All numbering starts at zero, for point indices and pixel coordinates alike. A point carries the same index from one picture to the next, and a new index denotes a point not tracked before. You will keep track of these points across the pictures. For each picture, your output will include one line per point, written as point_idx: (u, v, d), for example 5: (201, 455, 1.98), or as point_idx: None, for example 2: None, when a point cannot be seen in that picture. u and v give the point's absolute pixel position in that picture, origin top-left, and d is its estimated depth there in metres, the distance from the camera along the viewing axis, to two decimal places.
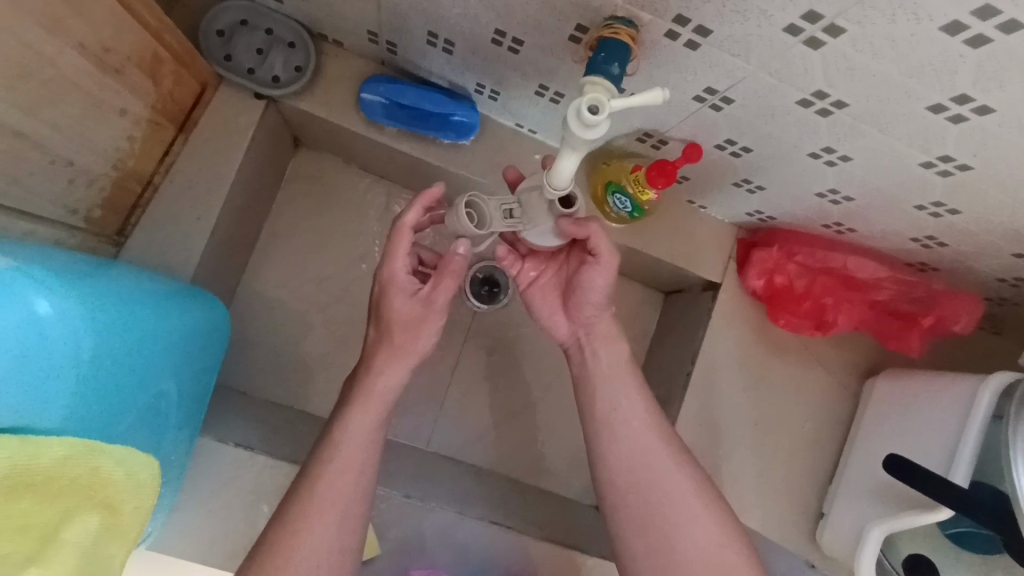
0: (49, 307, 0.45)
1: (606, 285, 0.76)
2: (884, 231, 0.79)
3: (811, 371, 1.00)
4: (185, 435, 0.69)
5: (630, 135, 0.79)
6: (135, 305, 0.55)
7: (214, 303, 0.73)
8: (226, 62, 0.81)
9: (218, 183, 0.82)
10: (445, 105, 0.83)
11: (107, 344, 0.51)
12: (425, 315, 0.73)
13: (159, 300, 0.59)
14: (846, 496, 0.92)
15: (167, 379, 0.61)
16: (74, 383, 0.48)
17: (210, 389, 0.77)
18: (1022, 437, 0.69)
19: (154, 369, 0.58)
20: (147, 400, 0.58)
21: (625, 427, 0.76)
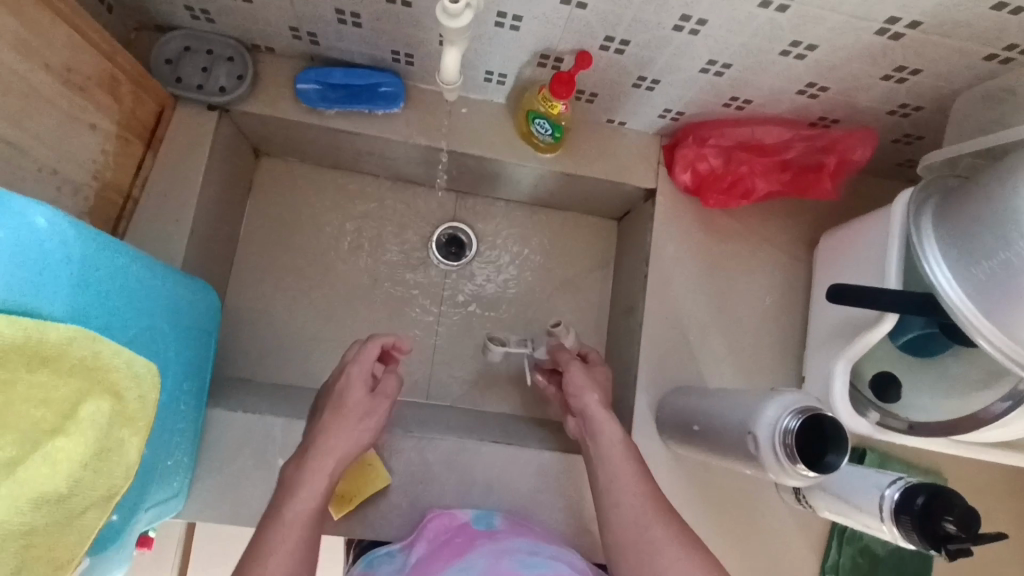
0: (48, 224, 0.54)
1: (578, 374, 0.88)
2: (773, 93, 0.89)
3: (760, 249, 1.07)
4: (181, 391, 0.78)
5: (531, 62, 0.90)
6: (128, 255, 0.66)
7: (196, 284, 0.83)
8: (178, 84, 0.94)
9: (190, 188, 0.94)
10: (370, 78, 0.95)
11: (104, 279, 0.61)
12: (374, 405, 0.80)
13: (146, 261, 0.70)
14: (814, 352, 0.99)
15: (152, 329, 0.70)
16: (82, 298, 0.58)
17: (206, 361, 0.86)
18: (928, 238, 0.76)
19: (138, 304, 0.68)
20: (140, 329, 0.68)
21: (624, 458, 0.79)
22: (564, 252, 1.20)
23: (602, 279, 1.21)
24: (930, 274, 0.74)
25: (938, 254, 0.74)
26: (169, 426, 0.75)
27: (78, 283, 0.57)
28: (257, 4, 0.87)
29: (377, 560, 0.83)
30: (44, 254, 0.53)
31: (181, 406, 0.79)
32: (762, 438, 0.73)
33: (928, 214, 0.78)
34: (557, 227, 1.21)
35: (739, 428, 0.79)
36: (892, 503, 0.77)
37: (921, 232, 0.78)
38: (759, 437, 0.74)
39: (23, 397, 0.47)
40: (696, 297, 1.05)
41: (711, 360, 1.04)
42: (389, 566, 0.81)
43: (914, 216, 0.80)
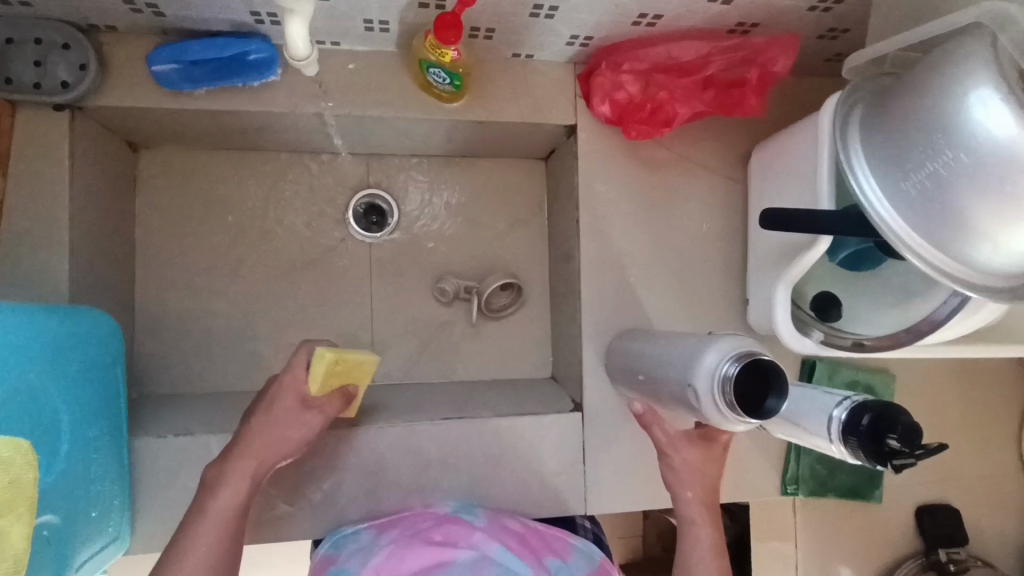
0: None
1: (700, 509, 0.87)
2: (684, 5, 0.80)
3: (693, 173, 1.02)
4: (84, 440, 0.72)
5: (413, 4, 0.79)
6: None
7: (83, 315, 0.75)
8: (8, 84, 0.81)
9: (55, 201, 0.82)
10: (234, 47, 0.83)
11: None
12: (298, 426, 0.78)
13: (8, 312, 0.61)
14: (756, 275, 0.96)
15: (33, 385, 0.63)
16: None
17: (116, 396, 0.80)
18: (854, 149, 0.72)
19: (5, 371, 0.59)
20: (14, 398, 0.60)
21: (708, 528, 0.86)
22: (492, 203, 1.13)
23: (538, 226, 1.14)
24: (857, 186, 0.69)
25: (864, 166, 0.70)
26: (78, 481, 0.70)
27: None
28: None
29: (343, 539, 0.85)
30: None
31: (89, 455, 0.73)
32: (703, 391, 0.72)
33: (855, 122, 0.73)
34: (482, 178, 1.13)
35: (680, 381, 0.77)
36: (840, 424, 0.77)
37: (847, 144, 0.73)
38: (697, 387, 0.72)
39: None
40: (634, 233, 1.00)
41: (659, 296, 1.00)
42: (353, 544, 0.84)
43: (840, 125, 0.75)
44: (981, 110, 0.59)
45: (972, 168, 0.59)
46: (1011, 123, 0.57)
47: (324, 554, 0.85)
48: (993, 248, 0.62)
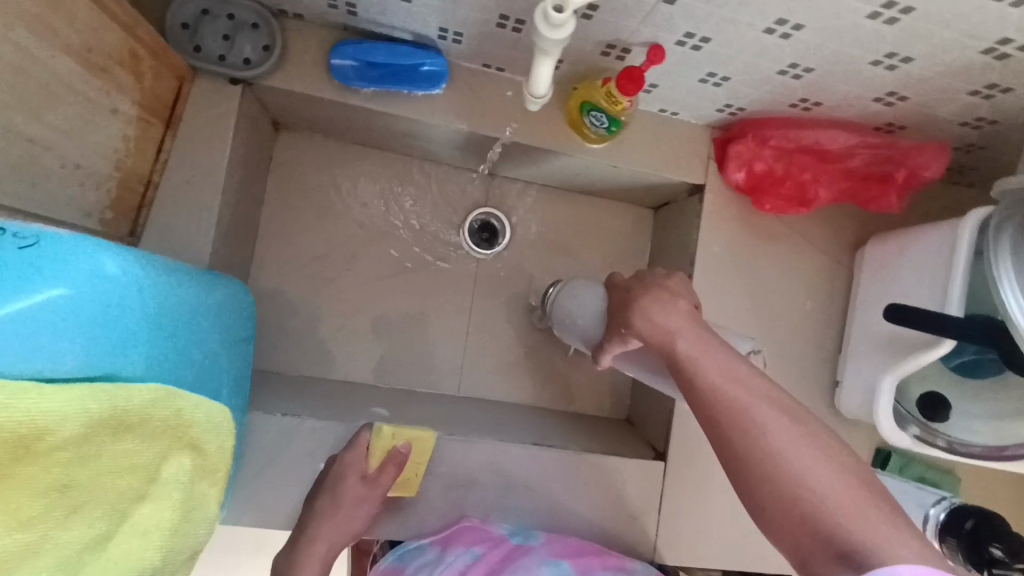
0: (115, 267, 0.51)
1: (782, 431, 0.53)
2: (846, 99, 0.84)
3: (804, 251, 1.05)
4: (230, 400, 0.73)
5: (594, 51, 0.83)
6: (159, 272, 0.57)
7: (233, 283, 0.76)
8: (196, 54, 0.83)
9: (215, 173, 0.85)
10: (411, 58, 0.86)
11: (144, 313, 0.54)
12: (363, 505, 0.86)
13: (175, 269, 0.62)
14: (854, 360, 0.99)
15: (199, 345, 0.64)
16: (121, 343, 0.51)
17: (249, 361, 0.81)
18: (1005, 264, 0.75)
19: (199, 333, 0.65)
20: (201, 360, 0.65)
21: (722, 365, 0.59)
22: (598, 241, 1.16)
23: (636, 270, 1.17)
24: (1005, 302, 0.72)
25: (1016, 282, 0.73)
26: None
27: (105, 327, 0.50)
28: None
29: (408, 553, 0.88)
30: (118, 298, 0.51)
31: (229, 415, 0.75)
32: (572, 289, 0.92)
33: (1008, 237, 0.76)
34: (592, 215, 1.16)
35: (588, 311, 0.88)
36: (937, 523, 0.80)
37: (999, 258, 0.76)
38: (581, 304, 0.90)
39: (111, 468, 0.44)
40: (739, 298, 1.03)
41: None
42: (421, 559, 0.86)
43: (993, 235, 0.78)
44: None
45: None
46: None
47: (390, 564, 0.88)
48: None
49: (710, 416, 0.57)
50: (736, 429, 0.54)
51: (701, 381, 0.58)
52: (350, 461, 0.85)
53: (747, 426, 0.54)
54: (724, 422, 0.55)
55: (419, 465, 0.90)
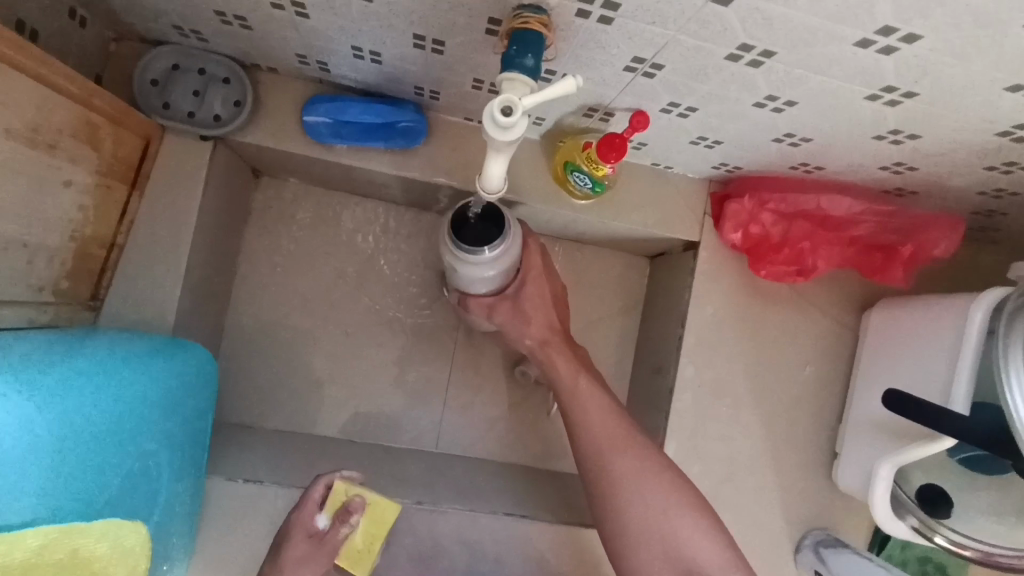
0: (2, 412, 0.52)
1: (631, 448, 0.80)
2: (851, 165, 0.77)
3: (804, 312, 0.99)
4: (174, 469, 0.75)
5: (576, 112, 0.78)
6: (56, 391, 0.58)
7: (166, 348, 0.76)
8: (165, 111, 0.80)
9: (183, 233, 0.83)
10: (387, 115, 0.82)
11: (38, 444, 0.55)
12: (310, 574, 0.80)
13: (84, 372, 0.62)
14: (853, 433, 0.93)
15: (120, 442, 0.65)
16: (11, 486, 0.53)
17: (197, 425, 0.80)
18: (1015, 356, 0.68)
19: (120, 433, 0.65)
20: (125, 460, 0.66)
21: (595, 406, 0.81)
22: (590, 291, 1.11)
23: (627, 321, 1.12)
24: (1010, 402, 0.66)
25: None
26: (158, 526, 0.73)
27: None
28: (259, 31, 0.72)
29: None
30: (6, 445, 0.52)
31: (178, 484, 0.76)
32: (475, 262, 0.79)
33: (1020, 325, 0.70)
34: (584, 264, 1.11)
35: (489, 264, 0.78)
36: None
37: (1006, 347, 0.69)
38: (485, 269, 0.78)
39: None
40: (734, 363, 0.97)
41: (744, 430, 0.98)
42: None
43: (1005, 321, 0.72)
44: None
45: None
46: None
47: None
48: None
49: (583, 440, 0.81)
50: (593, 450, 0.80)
51: (579, 414, 0.82)
52: (297, 519, 0.80)
53: (613, 455, 0.79)
54: (601, 464, 0.79)
55: (376, 535, 0.84)
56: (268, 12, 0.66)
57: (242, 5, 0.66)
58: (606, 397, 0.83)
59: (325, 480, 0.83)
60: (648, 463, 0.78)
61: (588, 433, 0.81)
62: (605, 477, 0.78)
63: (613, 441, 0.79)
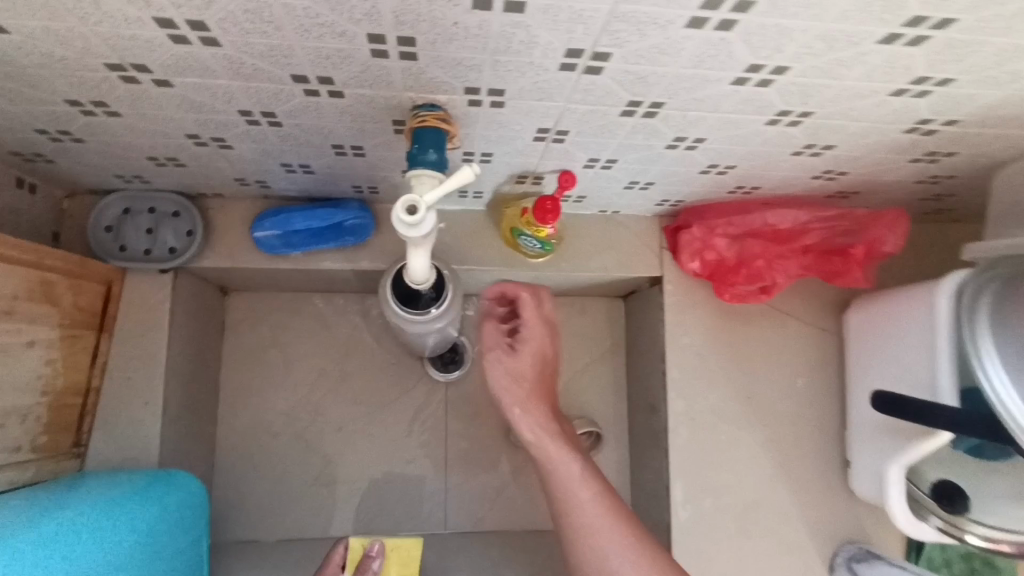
0: None
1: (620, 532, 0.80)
2: (785, 181, 0.78)
3: (784, 323, 0.98)
4: None
5: (508, 182, 0.80)
6: (43, 547, 0.58)
7: (156, 485, 0.76)
8: (122, 253, 0.83)
9: (155, 365, 0.84)
10: (331, 217, 0.85)
11: None
12: None
13: (69, 526, 0.62)
14: (858, 439, 0.90)
15: None
16: None
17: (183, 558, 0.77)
18: (988, 341, 0.68)
19: None
20: None
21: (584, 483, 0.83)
22: (570, 341, 1.11)
23: (614, 365, 1.12)
24: (987, 386, 0.66)
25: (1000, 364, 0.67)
26: None
27: None
28: (194, 167, 0.76)
29: None
30: None
31: None
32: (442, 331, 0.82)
33: (988, 308, 0.70)
34: (559, 316, 1.11)
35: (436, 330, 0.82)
36: None
37: (976, 334, 0.69)
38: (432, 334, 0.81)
39: None
40: (723, 388, 0.96)
41: (749, 455, 0.95)
42: None
43: (974, 305, 0.71)
44: None
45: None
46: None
47: None
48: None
49: (564, 519, 0.83)
50: (573, 522, 0.82)
51: (566, 491, 0.83)
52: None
53: (598, 536, 0.80)
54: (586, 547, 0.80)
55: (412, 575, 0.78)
56: (196, 151, 0.70)
57: (170, 150, 0.69)
58: (598, 474, 0.85)
59: (345, 540, 0.80)
60: (623, 528, 0.80)
61: (575, 514, 0.82)
62: (583, 548, 0.81)
63: (601, 522, 0.80)
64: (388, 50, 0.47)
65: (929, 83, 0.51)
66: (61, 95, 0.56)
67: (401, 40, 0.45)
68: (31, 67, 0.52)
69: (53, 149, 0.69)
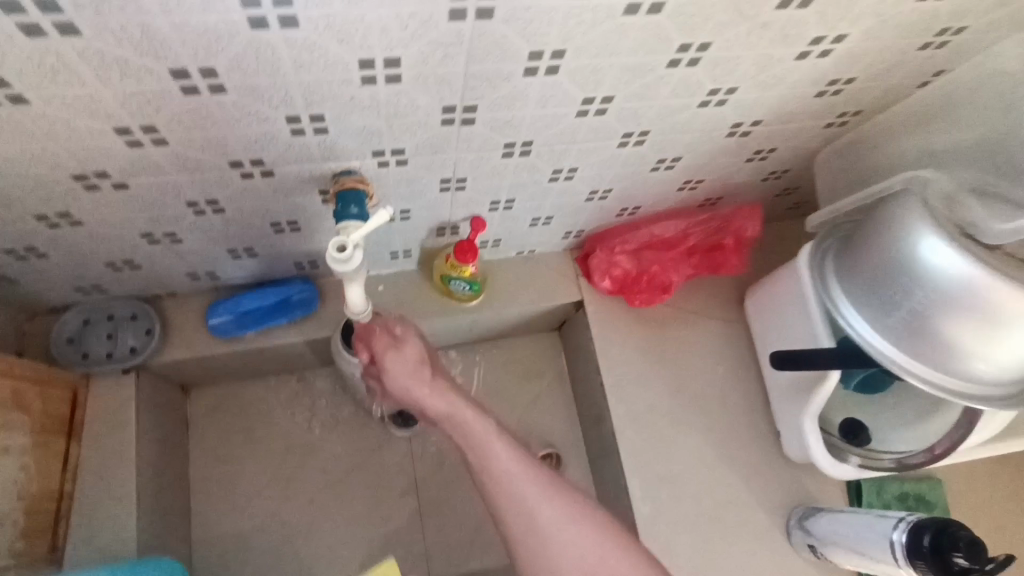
0: None
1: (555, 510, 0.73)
2: (658, 196, 0.94)
3: (696, 322, 1.11)
4: None
5: (430, 236, 0.92)
6: None
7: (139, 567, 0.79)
8: (84, 359, 0.90)
9: (125, 459, 0.89)
10: (279, 294, 0.94)
11: None
12: None
13: None
14: (779, 407, 1.01)
15: None
16: None
17: None
18: (836, 284, 0.82)
19: None
20: None
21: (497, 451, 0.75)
22: (518, 378, 1.20)
23: (562, 392, 1.21)
24: (843, 319, 0.80)
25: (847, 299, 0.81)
26: None
27: None
28: (148, 267, 0.85)
29: None
30: None
31: None
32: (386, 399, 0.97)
33: (830, 259, 0.85)
34: (505, 356, 1.21)
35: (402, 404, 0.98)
36: (902, 546, 0.80)
37: (827, 280, 0.84)
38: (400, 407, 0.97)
39: None
40: (655, 388, 1.07)
41: (691, 443, 1.04)
42: None
43: (820, 259, 0.86)
44: (936, 253, 0.69)
45: (924, 298, 0.71)
46: (959, 260, 0.68)
47: None
48: (987, 364, 0.72)
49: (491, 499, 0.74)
50: (502, 498, 0.73)
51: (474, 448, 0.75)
52: None
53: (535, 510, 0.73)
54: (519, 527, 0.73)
55: None
56: (150, 249, 0.79)
57: (127, 252, 0.79)
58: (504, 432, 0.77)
59: None
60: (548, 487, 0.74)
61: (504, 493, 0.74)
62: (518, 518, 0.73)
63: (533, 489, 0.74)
64: (304, 129, 0.60)
65: (722, 92, 0.67)
66: (29, 211, 0.66)
67: (312, 119, 0.58)
68: (3, 190, 0.62)
69: (18, 268, 0.78)
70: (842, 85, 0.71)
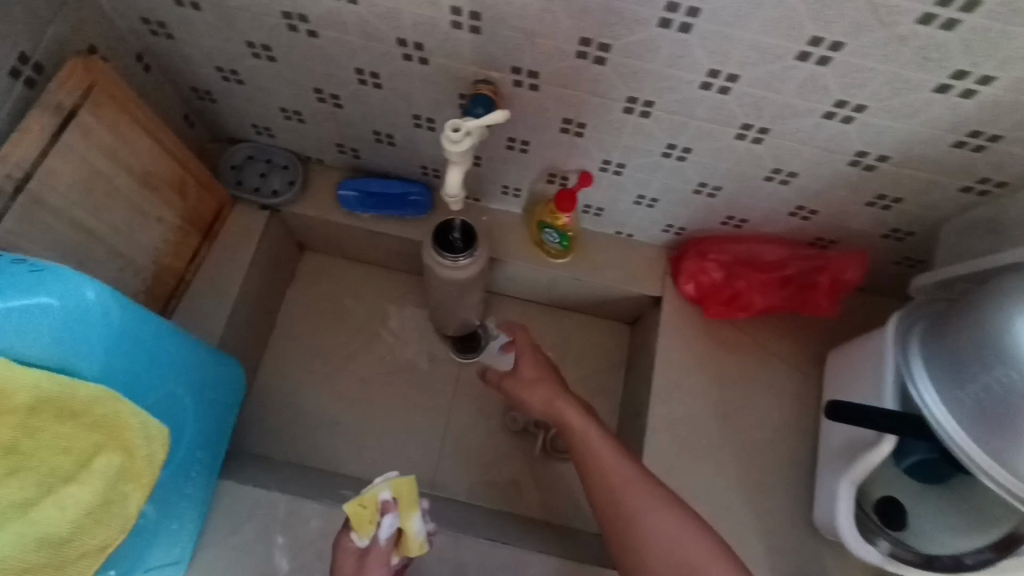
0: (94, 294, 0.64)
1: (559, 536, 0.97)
2: (768, 215, 0.95)
3: (771, 363, 1.04)
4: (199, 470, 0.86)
5: (540, 178, 1.00)
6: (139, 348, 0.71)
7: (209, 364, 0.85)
8: (238, 185, 1.06)
9: (237, 266, 1.03)
10: (399, 188, 1.07)
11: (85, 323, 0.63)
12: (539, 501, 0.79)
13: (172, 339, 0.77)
14: (821, 464, 0.93)
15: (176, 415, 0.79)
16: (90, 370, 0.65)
17: (230, 421, 0.92)
18: (913, 353, 0.76)
19: (178, 419, 0.79)
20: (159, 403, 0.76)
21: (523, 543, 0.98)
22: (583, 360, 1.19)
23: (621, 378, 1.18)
24: (908, 381, 0.73)
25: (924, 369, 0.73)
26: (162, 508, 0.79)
27: (116, 349, 0.68)
28: (310, 126, 1.02)
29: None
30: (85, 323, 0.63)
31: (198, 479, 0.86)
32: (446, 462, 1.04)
33: (918, 326, 0.78)
34: (578, 330, 1.21)
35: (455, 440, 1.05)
36: None
37: (910, 346, 0.77)
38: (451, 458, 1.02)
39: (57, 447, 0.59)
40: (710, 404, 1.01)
41: (723, 476, 0.96)
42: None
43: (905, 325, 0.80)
44: None
45: None
46: None
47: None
48: None
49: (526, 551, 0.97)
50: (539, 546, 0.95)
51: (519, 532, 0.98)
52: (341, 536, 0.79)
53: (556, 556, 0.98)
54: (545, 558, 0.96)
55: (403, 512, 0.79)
56: (321, 124, 1.00)
57: (304, 107, 0.97)
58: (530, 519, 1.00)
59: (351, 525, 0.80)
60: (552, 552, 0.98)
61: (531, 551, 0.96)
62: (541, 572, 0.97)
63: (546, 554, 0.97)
64: (410, 55, 0.81)
65: (849, 107, 0.72)
66: (245, 37, 0.85)
67: (415, 46, 0.80)
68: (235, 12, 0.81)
69: (222, 89, 0.97)
70: (970, 86, 0.66)
